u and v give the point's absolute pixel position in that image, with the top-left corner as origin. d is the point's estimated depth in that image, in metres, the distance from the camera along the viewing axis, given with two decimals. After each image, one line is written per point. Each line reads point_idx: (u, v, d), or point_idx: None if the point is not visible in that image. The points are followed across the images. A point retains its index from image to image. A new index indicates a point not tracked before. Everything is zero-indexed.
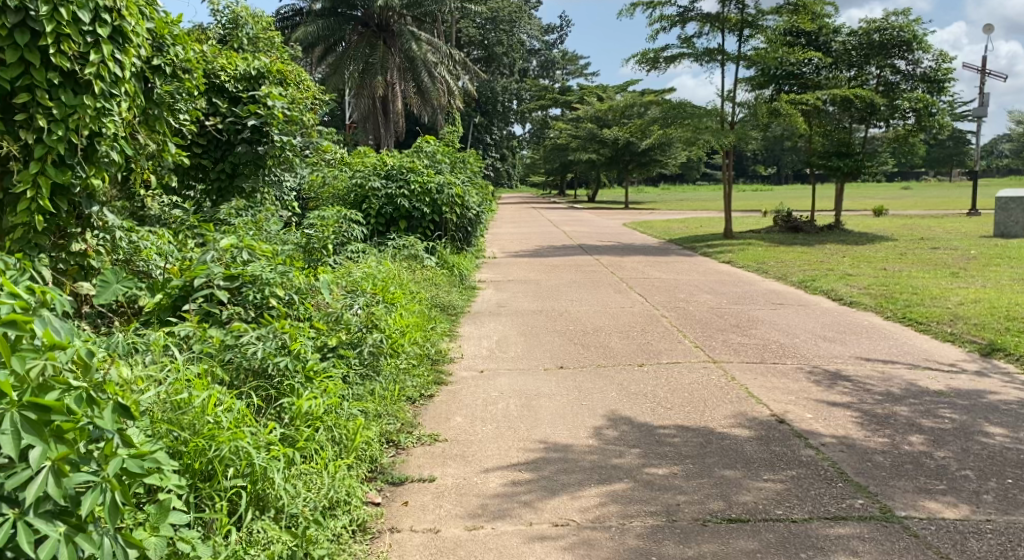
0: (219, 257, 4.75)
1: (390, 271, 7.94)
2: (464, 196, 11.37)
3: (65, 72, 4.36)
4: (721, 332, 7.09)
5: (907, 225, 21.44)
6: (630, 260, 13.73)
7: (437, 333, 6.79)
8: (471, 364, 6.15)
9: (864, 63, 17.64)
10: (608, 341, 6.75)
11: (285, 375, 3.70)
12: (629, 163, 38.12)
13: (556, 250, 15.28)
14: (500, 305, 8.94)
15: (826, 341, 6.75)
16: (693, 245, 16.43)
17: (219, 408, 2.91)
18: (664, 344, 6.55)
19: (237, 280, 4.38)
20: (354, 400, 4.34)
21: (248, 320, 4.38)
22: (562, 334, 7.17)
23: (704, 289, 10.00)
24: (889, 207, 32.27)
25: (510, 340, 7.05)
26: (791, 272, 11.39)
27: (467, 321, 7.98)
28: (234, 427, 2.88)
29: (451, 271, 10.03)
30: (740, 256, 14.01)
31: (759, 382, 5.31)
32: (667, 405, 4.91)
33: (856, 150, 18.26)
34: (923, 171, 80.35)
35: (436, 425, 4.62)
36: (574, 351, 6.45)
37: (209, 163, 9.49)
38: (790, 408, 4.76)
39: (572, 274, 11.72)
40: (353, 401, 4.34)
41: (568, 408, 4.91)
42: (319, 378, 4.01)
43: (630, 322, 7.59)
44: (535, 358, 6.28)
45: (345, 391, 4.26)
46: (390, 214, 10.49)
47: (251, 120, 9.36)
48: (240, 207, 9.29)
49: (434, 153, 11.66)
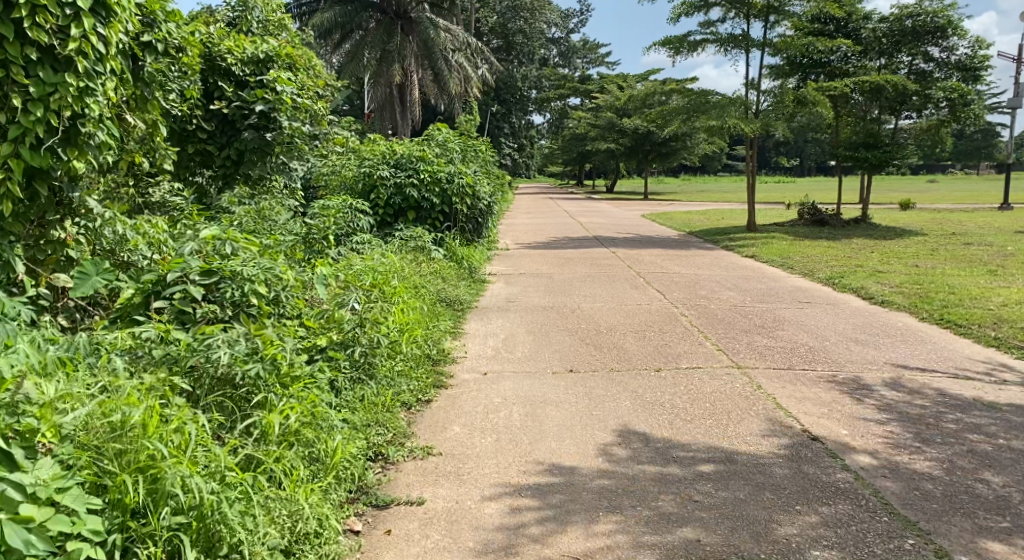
0: (199, 249, 4.34)
1: (394, 263, 7.55)
2: (475, 186, 10.92)
3: (44, 47, 3.96)
4: (744, 333, 6.62)
5: (937, 219, 20.67)
6: (648, 253, 13.24)
7: (440, 331, 6.37)
8: (474, 365, 5.74)
9: (895, 51, 17.02)
10: (623, 343, 6.31)
11: (257, 385, 3.25)
12: (649, 153, 37.44)
13: (573, 243, 14.83)
14: (510, 301, 8.52)
15: (859, 345, 6.27)
16: (715, 238, 15.90)
17: (164, 430, 2.53)
18: (683, 347, 6.10)
19: (215, 276, 3.99)
20: (339, 409, 3.93)
21: (225, 320, 3.95)
22: (574, 333, 6.73)
23: (725, 286, 9.51)
24: (917, 200, 31.33)
25: (518, 338, 6.63)
26: (818, 268, 10.85)
27: (474, 318, 7.57)
28: (181, 452, 2.51)
29: (460, 264, 9.62)
30: (763, 250, 13.47)
31: (788, 391, 4.86)
32: (686, 417, 4.47)
33: (885, 141, 17.45)
34: (951, 164, 78.61)
35: (431, 435, 4.22)
36: (586, 353, 6.01)
37: (214, 148, 9.15)
38: (823, 422, 4.31)
39: (587, 268, 11.26)
40: (338, 410, 3.93)
41: (577, 418, 4.50)
42: (298, 385, 3.59)
43: (647, 321, 7.13)
44: (544, 360, 5.85)
45: (329, 399, 3.84)
46: (398, 205, 10.06)
47: (258, 105, 8.97)
48: (243, 196, 8.93)
49: (445, 140, 11.22)
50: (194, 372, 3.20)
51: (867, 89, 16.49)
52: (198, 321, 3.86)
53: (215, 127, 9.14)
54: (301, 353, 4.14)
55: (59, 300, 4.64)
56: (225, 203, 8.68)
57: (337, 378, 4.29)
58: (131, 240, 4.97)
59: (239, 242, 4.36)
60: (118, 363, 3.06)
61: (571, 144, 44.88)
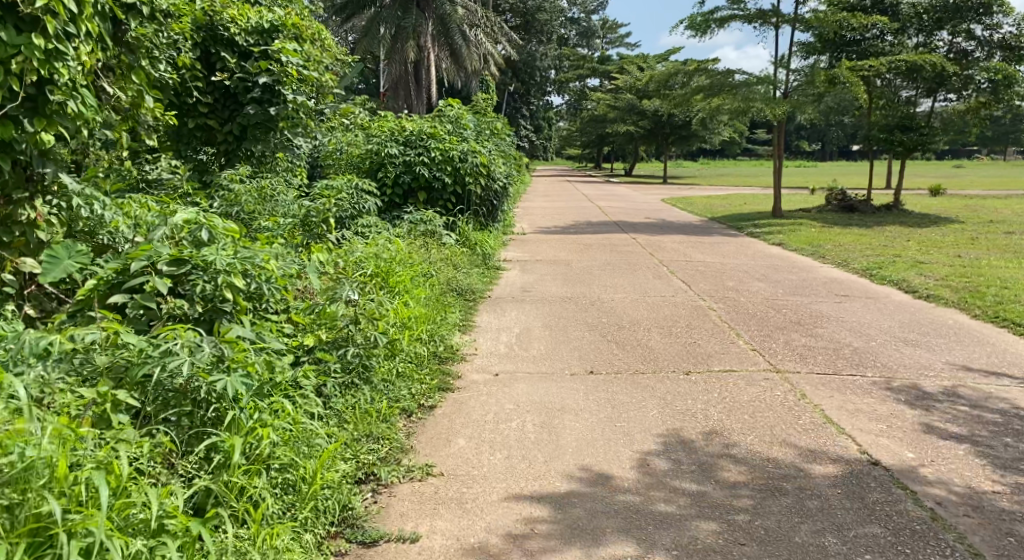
0: (170, 235, 3.80)
1: (400, 249, 7.02)
2: (491, 166, 10.31)
3: (5, 4, 3.44)
4: (780, 331, 6.04)
5: (970, 205, 19.87)
6: (669, 239, 12.61)
7: (448, 324, 5.86)
8: (484, 364, 5.22)
9: (935, 28, 16.13)
10: (647, 340, 5.75)
11: (221, 402, 2.68)
12: (669, 136, 36.58)
13: (591, 227, 14.23)
14: (525, 290, 7.98)
15: (909, 345, 5.67)
16: (739, 224, 15.23)
17: (77, 475, 2.08)
18: (714, 346, 5.53)
19: (186, 265, 3.44)
20: (324, 423, 3.42)
21: (195, 319, 3.42)
22: (594, 328, 6.18)
23: (754, 276, 8.89)
24: (947, 186, 30.40)
25: (533, 333, 6.09)
26: (853, 258, 10.20)
27: (487, 309, 7.04)
28: (95, 506, 2.07)
29: (473, 250, 9.10)
30: (792, 237, 12.81)
31: (838, 402, 4.29)
32: (724, 431, 3.91)
33: (920, 123, 16.70)
34: (977, 150, 76.83)
35: (430, 451, 3.70)
36: (607, 352, 5.46)
37: (215, 123, 8.67)
38: (883, 442, 3.74)
39: (606, 254, 10.68)
40: (323, 424, 3.43)
41: (599, 430, 3.95)
42: (274, 398, 3.05)
43: (673, 315, 6.57)
44: (561, 359, 5.31)
45: (312, 411, 3.35)
46: (408, 184, 9.50)
47: (262, 78, 8.47)
48: (245, 174, 8.46)
49: (457, 116, 10.62)
50: (144, 385, 2.64)
51: (903, 67, 15.69)
52: (161, 320, 3.34)
53: (215, 100, 8.68)
54: (283, 357, 3.64)
55: (26, 286, 3.96)
56: (226, 181, 8.26)
57: (326, 383, 3.80)
58: (112, 221, 4.35)
59: (218, 228, 3.82)
60: (50, 375, 2.55)
61: (590, 125, 44.02)
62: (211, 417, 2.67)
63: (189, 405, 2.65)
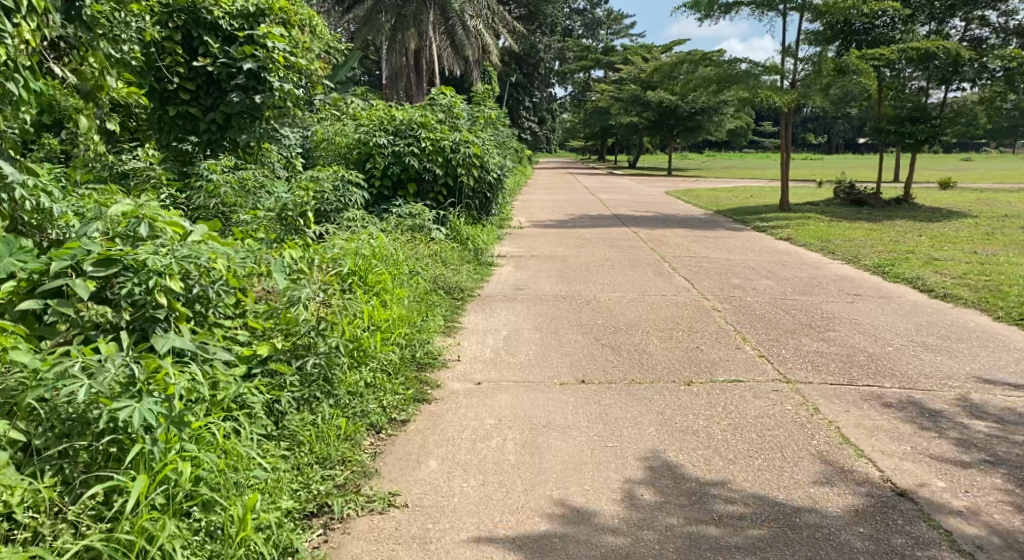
0: (105, 229, 3.36)
1: (382, 245, 6.60)
2: (485, 157, 9.86)
3: None
4: (789, 335, 5.60)
5: (981, 199, 19.35)
6: (672, 234, 12.16)
7: (431, 326, 5.43)
8: (467, 372, 4.79)
9: (947, 17, 15.71)
10: (645, 346, 5.32)
11: (131, 433, 2.31)
12: (674, 128, 35.98)
13: (590, 221, 13.78)
14: (517, 288, 7.55)
15: (930, 351, 5.22)
16: (744, 218, 14.77)
17: None
18: (718, 352, 5.10)
19: (117, 266, 2.99)
20: (269, 449, 3.01)
21: (126, 328, 3.00)
22: (588, 331, 5.76)
23: (760, 273, 8.44)
24: (956, 179, 29.78)
25: (523, 336, 5.68)
26: (864, 254, 9.75)
27: (475, 309, 6.61)
28: None
29: (465, 246, 8.68)
30: (800, 232, 12.33)
31: (854, 418, 3.86)
32: (729, 454, 3.48)
33: (932, 114, 16.22)
34: (984, 143, 75.97)
35: (397, 475, 3.27)
36: (601, 359, 5.03)
37: (198, 111, 8.23)
38: (908, 467, 3.31)
39: (605, 250, 10.24)
40: (268, 450, 3.03)
41: (588, 452, 3.52)
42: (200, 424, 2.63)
43: (673, 317, 6.15)
44: (551, 366, 4.88)
45: (253, 436, 2.94)
46: (397, 175, 9.06)
47: (246, 64, 7.99)
48: (227, 164, 8.05)
49: (451, 104, 10.14)
50: (36, 413, 2.30)
51: (915, 56, 15.16)
52: (80, 328, 2.92)
53: (198, 88, 8.22)
54: (231, 370, 3.23)
55: None
56: (206, 172, 7.84)
57: (279, 398, 3.39)
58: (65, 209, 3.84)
59: (158, 222, 3.39)
60: None
61: (593, 117, 43.45)
62: (111, 453, 2.33)
63: (87, 438, 2.30)
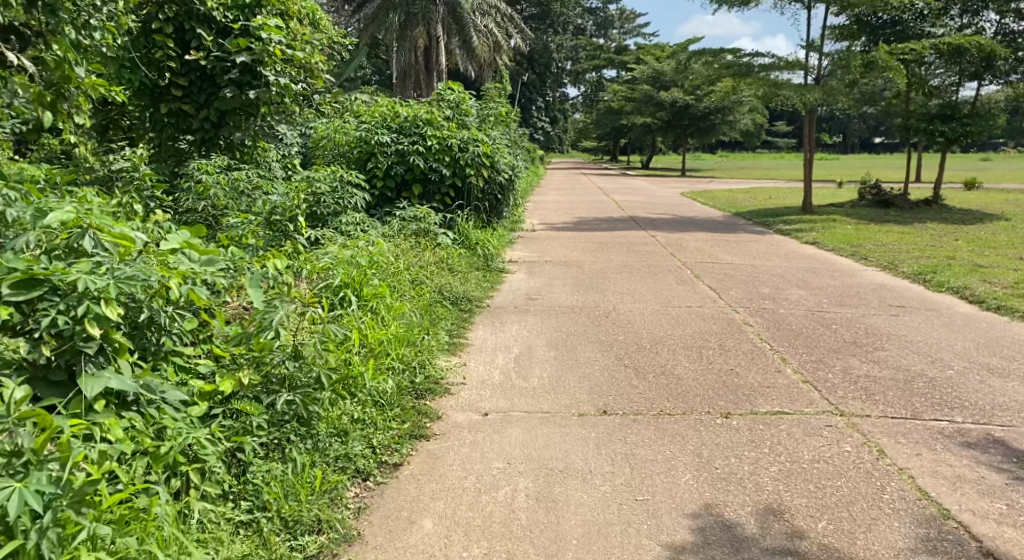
0: (38, 240, 2.81)
1: (380, 251, 6.03)
2: (494, 156, 9.28)
3: None
4: (834, 355, 4.99)
5: (1009, 200, 18.63)
6: (692, 237, 11.54)
7: (432, 344, 4.86)
8: (472, 400, 4.21)
9: (981, 9, 14.98)
10: (672, 369, 4.72)
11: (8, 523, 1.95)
12: (688, 127, 35.16)
13: (604, 223, 13.18)
14: (530, 297, 6.98)
15: (996, 376, 4.60)
16: (764, 220, 14.12)
17: None
18: (757, 376, 4.50)
19: (43, 287, 2.44)
20: (214, 521, 2.50)
21: (48, 365, 2.46)
22: (608, 350, 5.17)
23: (792, 282, 7.82)
24: (980, 179, 28.95)
25: (536, 355, 5.10)
26: (902, 260, 9.10)
27: (483, 322, 6.04)
28: None
29: (473, 251, 8.12)
30: (828, 235, 11.68)
31: (930, 464, 3.26)
32: (785, 513, 2.89)
33: (963, 111, 15.43)
34: (1002, 142, 74.69)
35: (383, 541, 2.70)
36: (624, 384, 4.45)
37: (190, 109, 7.68)
38: (1010, 535, 2.73)
39: (622, 255, 9.65)
40: (215, 519, 2.51)
41: (614, 508, 2.95)
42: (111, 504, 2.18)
43: (703, 333, 5.55)
44: (568, 393, 4.30)
45: (195, 510, 2.43)
46: (401, 176, 8.50)
47: (240, 57, 7.40)
48: (220, 165, 7.49)
49: (459, 100, 9.56)
50: None
51: (945, 51, 14.62)
52: None
53: (191, 84, 7.66)
54: (183, 414, 2.71)
55: None
56: (196, 172, 7.30)
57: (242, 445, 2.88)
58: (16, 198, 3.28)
59: (104, 233, 2.84)
60: None
61: (606, 117, 42.75)
62: None
63: None
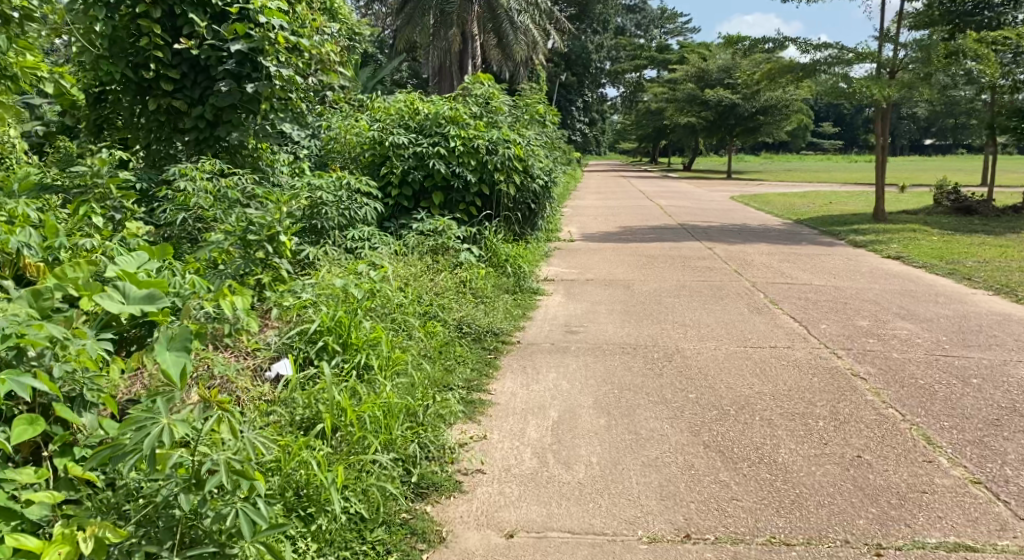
0: None
1: (384, 279, 4.77)
2: (529, 159, 8.00)
3: None
4: (998, 432, 3.61)
5: None
6: (755, 250, 10.08)
7: (442, 411, 3.58)
8: (491, 506, 2.92)
9: None
10: (774, 455, 3.38)
11: None
12: (734, 127, 33.43)
13: (651, 233, 11.81)
14: (570, 329, 5.70)
15: None
16: (833, 229, 12.60)
17: None
18: (905, 474, 3.14)
19: None
20: None
21: None
22: (678, 417, 3.85)
23: (892, 311, 6.42)
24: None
25: (581, 423, 3.79)
26: (1016, 281, 7.61)
27: (513, 364, 4.76)
28: None
29: (502, 270, 6.88)
30: (912, 249, 10.18)
31: None
32: None
33: None
34: None
35: None
36: (710, 482, 3.12)
37: (182, 105, 6.41)
38: None
39: (677, 272, 8.30)
40: None
41: None
42: None
43: (804, 393, 4.19)
44: (632, 497, 2.99)
45: None
46: (419, 183, 7.25)
47: (235, 45, 6.11)
48: (208, 168, 6.24)
49: (488, 96, 8.34)
50: None
51: None
52: None
53: (181, 75, 6.39)
54: None
55: None
56: (179, 178, 6.10)
57: None
58: None
59: None
60: None
61: (648, 117, 41.10)
62: None
63: None
